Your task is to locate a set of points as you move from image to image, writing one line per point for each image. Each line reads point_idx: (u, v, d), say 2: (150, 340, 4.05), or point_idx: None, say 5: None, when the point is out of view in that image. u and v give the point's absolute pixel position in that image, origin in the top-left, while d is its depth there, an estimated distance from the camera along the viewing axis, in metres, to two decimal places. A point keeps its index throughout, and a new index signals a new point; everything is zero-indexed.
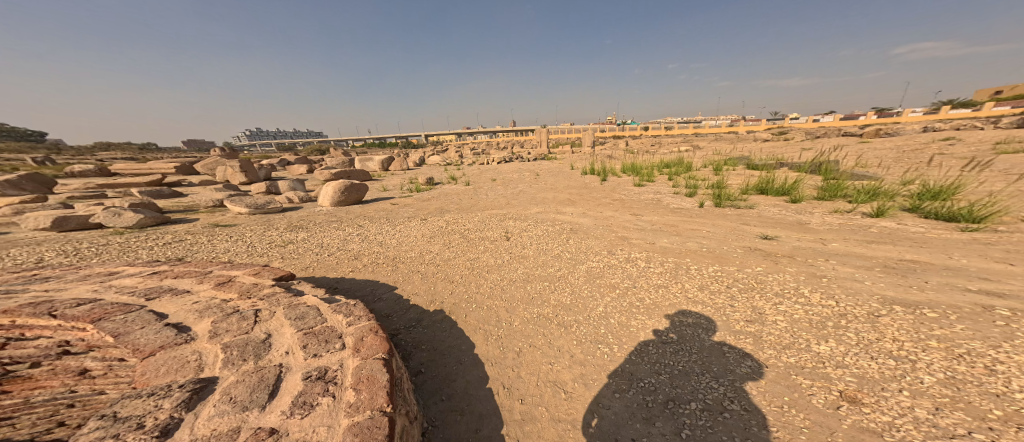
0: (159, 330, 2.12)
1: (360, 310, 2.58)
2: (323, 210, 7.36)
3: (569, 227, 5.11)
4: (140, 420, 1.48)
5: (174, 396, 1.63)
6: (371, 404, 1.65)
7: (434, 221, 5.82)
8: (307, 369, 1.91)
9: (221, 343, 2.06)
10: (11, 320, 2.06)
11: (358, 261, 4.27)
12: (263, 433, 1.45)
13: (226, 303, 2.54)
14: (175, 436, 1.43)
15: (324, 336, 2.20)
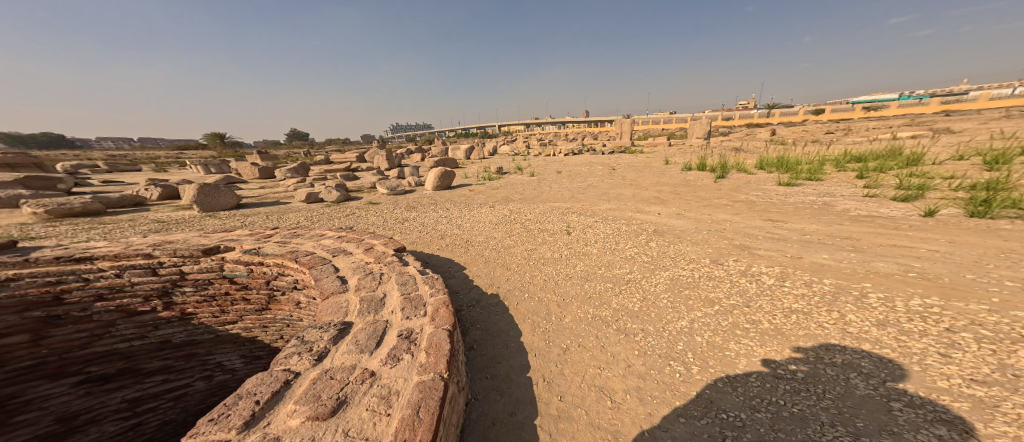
0: (334, 280, 2.90)
1: (442, 284, 2.87)
2: (425, 193, 8.46)
3: (651, 228, 4.61)
4: (310, 345, 2.08)
5: (329, 331, 2.21)
6: (435, 366, 1.86)
7: (509, 210, 6.03)
8: (404, 327, 2.26)
9: (358, 297, 2.65)
10: (281, 260, 3.18)
11: (441, 240, 4.79)
12: (367, 374, 1.83)
13: (367, 265, 3.22)
14: (325, 363, 1.95)
15: (415, 302, 2.56)
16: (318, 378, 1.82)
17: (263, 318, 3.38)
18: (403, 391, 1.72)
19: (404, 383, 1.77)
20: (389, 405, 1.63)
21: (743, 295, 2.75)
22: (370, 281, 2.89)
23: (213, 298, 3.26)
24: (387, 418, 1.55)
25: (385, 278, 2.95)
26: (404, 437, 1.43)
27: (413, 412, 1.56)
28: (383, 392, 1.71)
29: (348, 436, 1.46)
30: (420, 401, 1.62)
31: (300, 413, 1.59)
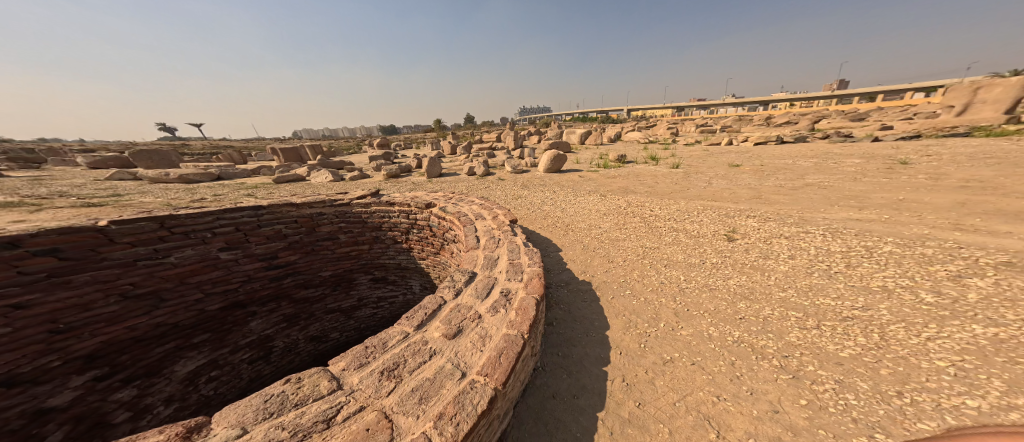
0: (472, 237, 3.64)
1: (538, 258, 3.08)
2: (538, 175, 8.81)
3: (812, 240, 3.48)
4: (450, 284, 2.75)
5: (461, 277, 2.83)
6: (520, 326, 2.10)
7: (620, 201, 5.65)
8: (507, 287, 2.61)
9: (480, 256, 3.23)
10: (459, 217, 4.04)
11: (543, 221, 4.99)
12: (475, 315, 2.28)
13: (494, 231, 3.77)
14: (458, 298, 2.55)
15: (516, 268, 2.88)
16: (453, 307, 2.41)
17: (439, 263, 4.42)
18: (493, 336, 2.05)
19: (495, 331, 2.10)
20: (483, 343, 1.99)
21: (1000, 363, 1.73)
22: (490, 244, 3.45)
23: (425, 243, 4.46)
24: (479, 352, 1.92)
25: (494, 244, 3.45)
26: (487, 371, 1.76)
27: (497, 354, 1.86)
28: (482, 333, 2.09)
29: (453, 355, 1.91)
30: (503, 347, 1.92)
31: (441, 329, 2.16)
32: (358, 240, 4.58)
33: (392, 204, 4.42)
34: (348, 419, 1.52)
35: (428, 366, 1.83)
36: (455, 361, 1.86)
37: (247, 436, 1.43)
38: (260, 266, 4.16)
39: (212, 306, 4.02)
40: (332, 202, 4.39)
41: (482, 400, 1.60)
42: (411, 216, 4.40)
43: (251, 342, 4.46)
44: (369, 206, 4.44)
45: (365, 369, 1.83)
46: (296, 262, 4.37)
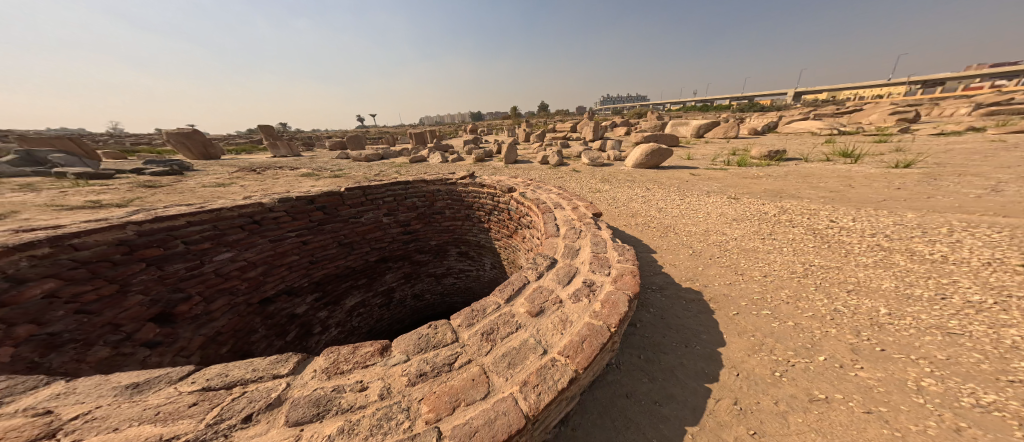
0: (553, 224, 3.68)
1: (629, 255, 2.92)
2: (625, 170, 8.30)
3: (1009, 266, 2.55)
4: (533, 266, 2.88)
5: (543, 261, 2.93)
6: (608, 318, 2.08)
7: (722, 203, 4.94)
8: (603, 278, 2.57)
9: (560, 243, 3.24)
10: (535, 203, 4.21)
11: (632, 219, 4.69)
12: (557, 299, 2.37)
13: (572, 220, 3.75)
14: (540, 279, 2.69)
15: (602, 261, 2.82)
16: (537, 287, 2.58)
17: (511, 245, 4.98)
18: (576, 323, 2.10)
19: (577, 317, 2.15)
20: (565, 327, 2.07)
21: None
22: (573, 233, 3.43)
23: (502, 225, 4.98)
24: (561, 335, 2.01)
25: (575, 235, 3.39)
26: (569, 353, 1.85)
27: (580, 340, 1.93)
28: (564, 317, 2.17)
29: (537, 332, 2.06)
30: (585, 334, 1.97)
31: (527, 305, 2.34)
32: (457, 216, 5.32)
33: (483, 185, 4.90)
34: (461, 367, 1.78)
35: (516, 337, 2.01)
36: (539, 338, 2.00)
37: (410, 361, 1.80)
38: (400, 230, 5.22)
39: (375, 258, 5.20)
40: (445, 181, 5.12)
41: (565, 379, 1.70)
42: (496, 198, 4.86)
43: (384, 289, 5.63)
44: (467, 186, 5.02)
45: (472, 328, 2.12)
46: (419, 230, 5.35)
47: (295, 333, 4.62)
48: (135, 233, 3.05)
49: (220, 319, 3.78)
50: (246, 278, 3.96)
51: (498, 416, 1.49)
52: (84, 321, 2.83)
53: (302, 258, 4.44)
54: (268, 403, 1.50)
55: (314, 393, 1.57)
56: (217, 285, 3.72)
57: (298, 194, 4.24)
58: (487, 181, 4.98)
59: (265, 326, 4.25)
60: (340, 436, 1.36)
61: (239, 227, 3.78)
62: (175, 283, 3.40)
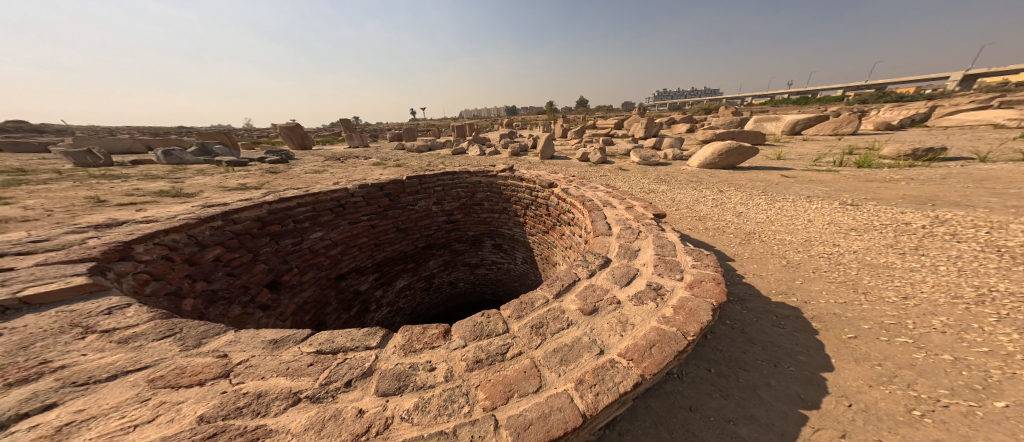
0: (603, 223, 3.74)
1: (711, 261, 2.83)
2: (688, 169, 7.90)
3: None
4: (586, 266, 2.89)
5: (596, 262, 2.94)
6: (684, 325, 2.01)
7: (800, 211, 4.51)
8: (682, 283, 2.50)
9: (616, 244, 3.24)
10: (577, 200, 4.31)
11: (700, 223, 4.50)
12: (615, 301, 2.35)
13: (628, 220, 3.76)
14: (593, 278, 2.69)
15: (671, 266, 2.75)
16: (588, 286, 2.58)
17: (546, 240, 5.16)
18: (640, 326, 2.06)
19: (641, 321, 2.11)
20: (624, 329, 2.04)
21: None
22: (637, 234, 3.42)
23: (538, 220, 5.14)
24: (619, 337, 1.98)
25: (638, 237, 3.37)
26: (632, 356, 1.81)
27: (647, 345, 1.87)
28: (622, 318, 2.15)
29: (590, 331, 2.04)
30: (655, 340, 1.91)
31: (577, 303, 2.34)
32: (494, 208, 5.56)
33: (522, 180, 5.09)
34: (513, 358, 1.81)
35: (567, 334, 2.01)
36: (593, 337, 1.98)
37: (467, 347, 1.87)
38: (443, 219, 5.61)
39: (423, 244, 5.65)
40: (487, 173, 5.39)
41: (626, 382, 1.64)
42: (534, 193, 5.01)
43: (427, 274, 6.07)
44: (507, 179, 5.23)
45: (522, 320, 2.14)
46: (459, 219, 5.72)
47: (356, 308, 5.12)
48: (268, 211, 3.88)
49: (309, 290, 4.40)
50: (329, 255, 4.59)
51: (554, 411, 1.48)
52: (232, 282, 3.54)
53: (370, 240, 5.03)
54: (363, 371, 1.69)
55: (396, 367, 1.72)
56: (310, 259, 4.39)
57: (370, 182, 4.85)
58: (526, 176, 5.15)
59: (337, 300, 4.81)
60: (414, 413, 1.46)
61: (328, 209, 4.46)
62: (285, 255, 4.10)
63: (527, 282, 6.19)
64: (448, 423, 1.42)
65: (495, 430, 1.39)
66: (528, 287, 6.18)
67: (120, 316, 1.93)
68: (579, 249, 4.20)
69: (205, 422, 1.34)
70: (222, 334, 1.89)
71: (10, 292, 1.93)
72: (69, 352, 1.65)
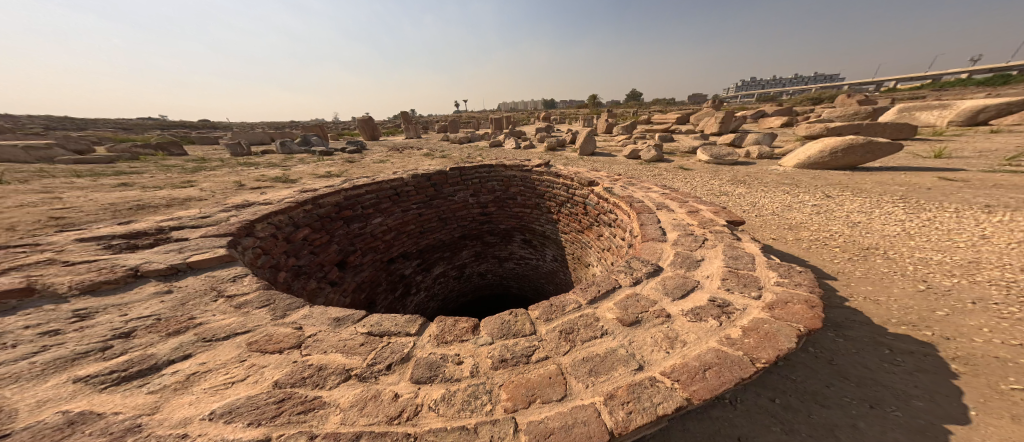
0: (657, 228, 3.51)
1: (808, 279, 2.43)
2: (780, 173, 7.09)
3: None
4: (631, 272, 2.73)
5: (646, 268, 2.76)
6: (755, 351, 1.75)
7: (948, 227, 3.79)
8: (763, 303, 2.19)
9: (674, 251, 3.04)
10: (617, 201, 4.35)
11: (789, 238, 4.14)
12: (665, 313, 2.17)
13: (690, 226, 3.55)
14: (639, 285, 2.53)
15: (745, 281, 2.48)
16: (630, 295, 2.40)
17: (580, 240, 5.38)
18: (693, 345, 1.87)
19: (696, 339, 1.90)
20: (671, 346, 1.86)
21: None
22: (708, 243, 3.15)
23: (573, 218, 5.36)
24: (664, 354, 1.80)
25: (709, 245, 3.11)
26: (679, 377, 1.62)
27: (702, 367, 1.67)
28: (670, 334, 1.96)
29: (628, 343, 1.90)
30: (712, 362, 1.70)
31: (615, 312, 2.20)
32: (526, 204, 5.87)
33: (558, 177, 5.33)
34: (539, 361, 1.76)
35: (600, 344, 1.89)
36: (631, 350, 1.84)
37: (494, 345, 1.87)
38: (476, 210, 6.00)
39: (458, 234, 6.09)
40: (521, 168, 5.68)
41: (666, 404, 1.48)
42: (570, 190, 5.22)
43: (459, 264, 6.48)
44: (542, 175, 5.50)
45: (551, 323, 2.08)
46: (493, 211, 6.08)
47: (399, 291, 5.51)
48: (345, 197, 4.46)
49: (365, 271, 4.85)
50: (383, 240, 5.08)
51: (577, 423, 1.40)
52: (313, 259, 4.03)
53: (416, 227, 5.49)
54: (402, 356, 1.79)
55: (429, 356, 1.79)
56: (371, 243, 4.90)
57: (419, 172, 5.36)
58: (563, 173, 5.36)
59: (387, 281, 5.22)
60: (440, 404, 1.51)
61: (387, 193, 4.98)
62: (351, 238, 4.61)
63: (555, 280, 6.44)
64: (469, 419, 1.43)
65: (514, 433, 1.36)
66: (554, 286, 6.44)
67: (240, 284, 2.44)
68: (624, 253, 4.00)
69: (279, 388, 1.57)
70: (302, 307, 2.22)
71: (183, 258, 2.63)
72: (209, 310, 2.13)
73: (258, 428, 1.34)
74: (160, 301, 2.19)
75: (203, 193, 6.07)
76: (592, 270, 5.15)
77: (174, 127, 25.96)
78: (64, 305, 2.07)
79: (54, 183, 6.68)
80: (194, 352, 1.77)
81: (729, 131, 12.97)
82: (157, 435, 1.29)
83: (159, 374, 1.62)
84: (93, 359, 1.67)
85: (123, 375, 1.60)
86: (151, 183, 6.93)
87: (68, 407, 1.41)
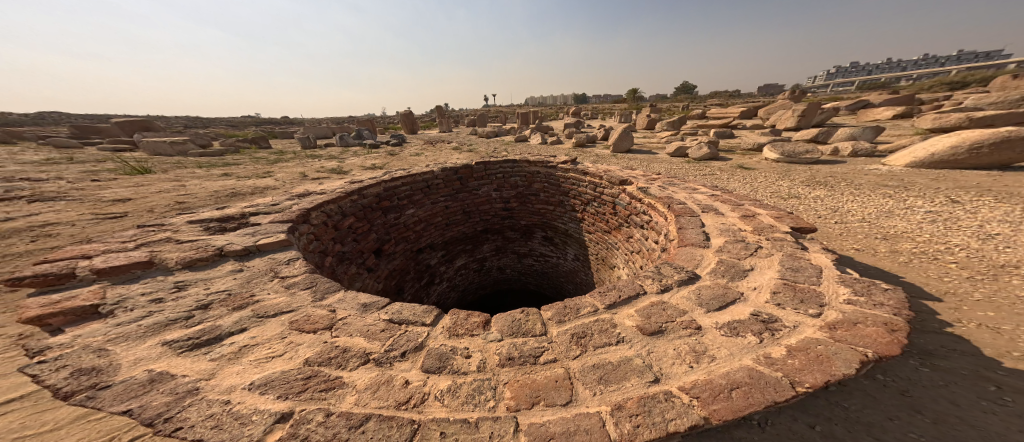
0: (699, 232, 3.24)
1: (893, 299, 2.04)
2: (873, 177, 6.14)
3: None
4: (661, 278, 2.55)
5: (680, 275, 2.57)
6: (800, 374, 1.53)
7: None
8: (823, 323, 1.90)
9: (717, 258, 2.80)
10: (650, 202, 4.16)
11: (874, 256, 3.65)
12: (693, 325, 2.00)
13: (741, 231, 3.26)
14: (668, 293, 2.36)
15: (804, 297, 2.18)
16: (655, 303, 2.25)
17: (606, 241, 5.29)
18: (724, 361, 1.68)
19: (727, 356, 1.72)
20: (696, 360, 1.70)
21: None
22: (762, 252, 2.84)
23: (599, 217, 5.31)
24: (686, 368, 1.65)
25: (763, 254, 2.80)
26: (700, 394, 1.47)
27: (730, 385, 1.50)
28: (697, 347, 1.80)
29: (645, 353, 1.78)
30: (742, 382, 1.51)
31: (635, 320, 2.07)
32: (550, 200, 5.96)
33: (585, 174, 5.32)
34: (546, 364, 1.73)
35: (613, 352, 1.80)
36: (649, 361, 1.71)
37: (502, 342, 1.88)
38: (499, 204, 6.16)
39: (481, 228, 6.24)
40: (546, 164, 5.79)
41: (680, 421, 1.34)
42: (598, 189, 5.16)
43: (480, 257, 6.61)
44: (567, 172, 5.57)
45: (563, 325, 2.04)
46: (515, 207, 6.20)
47: (424, 279, 5.67)
48: (384, 189, 4.79)
49: (397, 259, 5.10)
50: (414, 231, 5.33)
51: (579, 431, 1.32)
52: (355, 246, 4.31)
53: (442, 219, 5.72)
54: (416, 345, 1.85)
55: (440, 347, 1.84)
56: (403, 233, 5.18)
57: (448, 165, 5.63)
58: (589, 170, 5.34)
59: (415, 270, 5.43)
60: (445, 395, 1.52)
61: (421, 184, 5.28)
62: (387, 227, 4.91)
63: (575, 280, 6.37)
64: (472, 412, 1.43)
65: (514, 432, 1.32)
66: (574, 286, 6.37)
67: (293, 266, 2.73)
68: (657, 257, 3.76)
69: (308, 365, 1.68)
70: (338, 291, 2.42)
71: (254, 241, 3.01)
72: (267, 288, 2.42)
73: (285, 401, 1.44)
74: (233, 278, 2.53)
75: (277, 182, 6.92)
76: (618, 273, 5.02)
77: (261, 124, 29.89)
78: (166, 277, 2.49)
79: (176, 172, 8.16)
80: (248, 326, 2.00)
81: (812, 125, 11.58)
82: (208, 399, 1.45)
83: (220, 344, 1.84)
84: (178, 326, 1.97)
85: (195, 341, 1.85)
86: (245, 173, 8.11)
87: (153, 366, 1.67)
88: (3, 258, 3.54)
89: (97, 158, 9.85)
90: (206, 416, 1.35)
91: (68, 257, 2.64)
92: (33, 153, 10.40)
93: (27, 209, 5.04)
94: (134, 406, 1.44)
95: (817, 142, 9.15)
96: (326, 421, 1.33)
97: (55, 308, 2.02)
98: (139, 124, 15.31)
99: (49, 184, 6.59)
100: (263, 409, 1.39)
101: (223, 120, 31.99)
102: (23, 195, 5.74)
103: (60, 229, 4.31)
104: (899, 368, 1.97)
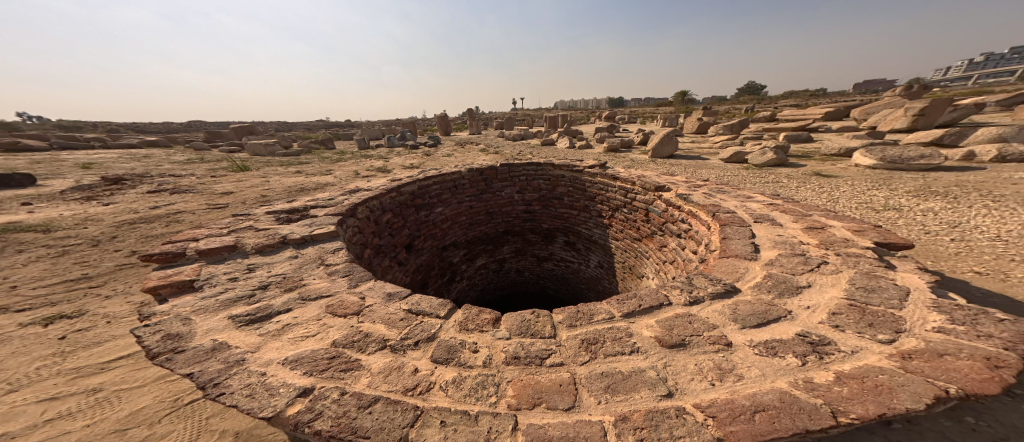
0: (746, 244, 2.94)
1: (1007, 332, 1.62)
2: (1016, 189, 5.01)
3: None
4: (691, 290, 2.36)
5: (715, 287, 2.37)
6: (847, 403, 1.28)
7: None
8: (894, 351, 1.58)
9: (766, 272, 2.51)
10: (691, 210, 3.87)
11: (1008, 283, 2.97)
12: (723, 341, 1.80)
13: (802, 245, 2.90)
14: (697, 306, 2.18)
15: (873, 320, 1.85)
16: (681, 315, 2.09)
17: (635, 248, 5.06)
18: (756, 383, 1.48)
19: (758, 377, 1.52)
20: (720, 378, 1.53)
21: None
22: (827, 268, 2.48)
23: (628, 224, 5.10)
24: (707, 386, 1.49)
25: (827, 271, 2.45)
26: (717, 414, 1.31)
27: (756, 408, 1.31)
28: (723, 365, 1.62)
29: (661, 366, 1.65)
30: (770, 405, 1.32)
31: (655, 331, 1.94)
32: (575, 204, 5.87)
33: (615, 179, 5.15)
34: (551, 367, 1.69)
35: (624, 361, 1.70)
36: (664, 374, 1.58)
37: (510, 340, 1.90)
38: (528, 208, 6.20)
39: (502, 228, 6.33)
40: (572, 168, 5.75)
41: (689, 440, 1.19)
42: (629, 195, 4.96)
43: (500, 258, 6.68)
44: (595, 176, 5.46)
45: (574, 330, 2.00)
46: (537, 210, 6.19)
47: (447, 276, 5.85)
48: (417, 187, 5.10)
49: (425, 255, 5.36)
50: (441, 228, 5.58)
51: (579, 437, 1.25)
52: (391, 241, 4.63)
53: (466, 218, 5.91)
54: (428, 336, 1.94)
55: (450, 341, 1.90)
56: (431, 230, 5.44)
57: (474, 167, 5.85)
58: (620, 175, 5.17)
59: (438, 266, 5.65)
60: (450, 386, 1.56)
61: (449, 184, 5.55)
62: (418, 224, 5.19)
63: (596, 288, 6.17)
64: (473, 406, 1.43)
65: (511, 431, 1.30)
66: (595, 293, 6.20)
67: (337, 256, 3.00)
68: (692, 267, 3.48)
69: (334, 346, 1.85)
70: (370, 280, 2.63)
71: (308, 232, 3.37)
72: (314, 275, 2.70)
73: (310, 377, 1.60)
74: (289, 263, 2.87)
75: (340, 179, 7.71)
76: (646, 283, 4.77)
77: (334, 130, 33.38)
78: (244, 260, 2.91)
79: (266, 170, 9.50)
80: (293, 307, 2.25)
81: (932, 126, 9.78)
82: (250, 370, 1.66)
83: (267, 322, 2.09)
84: (241, 304, 2.27)
85: (253, 317, 2.14)
86: (315, 170, 9.15)
87: (218, 335, 1.95)
88: (147, 235, 4.48)
89: (218, 158, 11.98)
90: (244, 385, 1.54)
91: (184, 238, 3.20)
92: (180, 154, 13.00)
93: (167, 199, 6.27)
94: (196, 370, 1.66)
95: (942, 145, 7.73)
96: (340, 399, 1.45)
97: (167, 281, 2.47)
98: (247, 129, 18.01)
99: (185, 179, 8.18)
100: (290, 383, 1.56)
101: (306, 127, 36.42)
102: (167, 187, 7.21)
103: (184, 216, 5.29)
104: (1006, 416, 1.57)
